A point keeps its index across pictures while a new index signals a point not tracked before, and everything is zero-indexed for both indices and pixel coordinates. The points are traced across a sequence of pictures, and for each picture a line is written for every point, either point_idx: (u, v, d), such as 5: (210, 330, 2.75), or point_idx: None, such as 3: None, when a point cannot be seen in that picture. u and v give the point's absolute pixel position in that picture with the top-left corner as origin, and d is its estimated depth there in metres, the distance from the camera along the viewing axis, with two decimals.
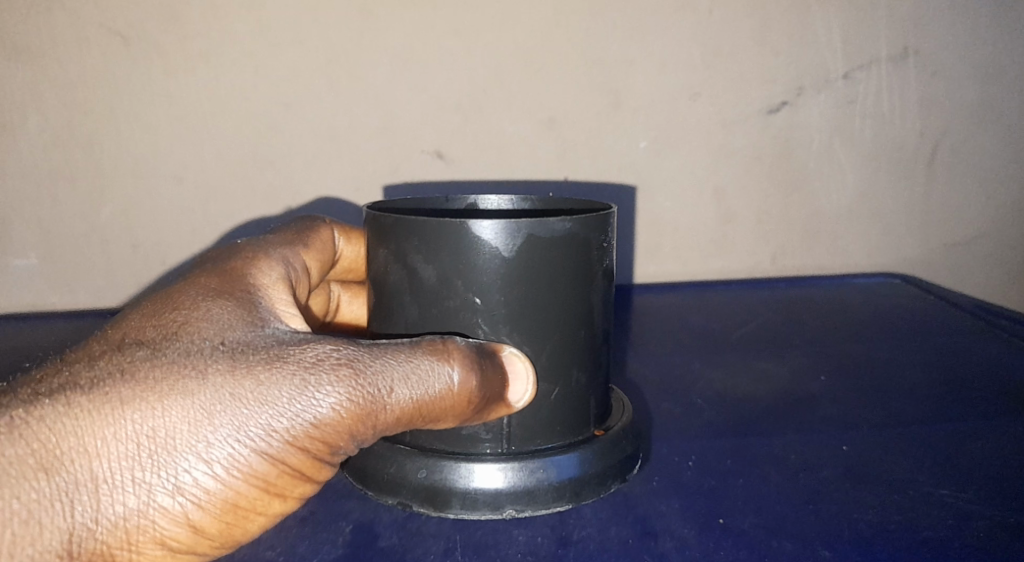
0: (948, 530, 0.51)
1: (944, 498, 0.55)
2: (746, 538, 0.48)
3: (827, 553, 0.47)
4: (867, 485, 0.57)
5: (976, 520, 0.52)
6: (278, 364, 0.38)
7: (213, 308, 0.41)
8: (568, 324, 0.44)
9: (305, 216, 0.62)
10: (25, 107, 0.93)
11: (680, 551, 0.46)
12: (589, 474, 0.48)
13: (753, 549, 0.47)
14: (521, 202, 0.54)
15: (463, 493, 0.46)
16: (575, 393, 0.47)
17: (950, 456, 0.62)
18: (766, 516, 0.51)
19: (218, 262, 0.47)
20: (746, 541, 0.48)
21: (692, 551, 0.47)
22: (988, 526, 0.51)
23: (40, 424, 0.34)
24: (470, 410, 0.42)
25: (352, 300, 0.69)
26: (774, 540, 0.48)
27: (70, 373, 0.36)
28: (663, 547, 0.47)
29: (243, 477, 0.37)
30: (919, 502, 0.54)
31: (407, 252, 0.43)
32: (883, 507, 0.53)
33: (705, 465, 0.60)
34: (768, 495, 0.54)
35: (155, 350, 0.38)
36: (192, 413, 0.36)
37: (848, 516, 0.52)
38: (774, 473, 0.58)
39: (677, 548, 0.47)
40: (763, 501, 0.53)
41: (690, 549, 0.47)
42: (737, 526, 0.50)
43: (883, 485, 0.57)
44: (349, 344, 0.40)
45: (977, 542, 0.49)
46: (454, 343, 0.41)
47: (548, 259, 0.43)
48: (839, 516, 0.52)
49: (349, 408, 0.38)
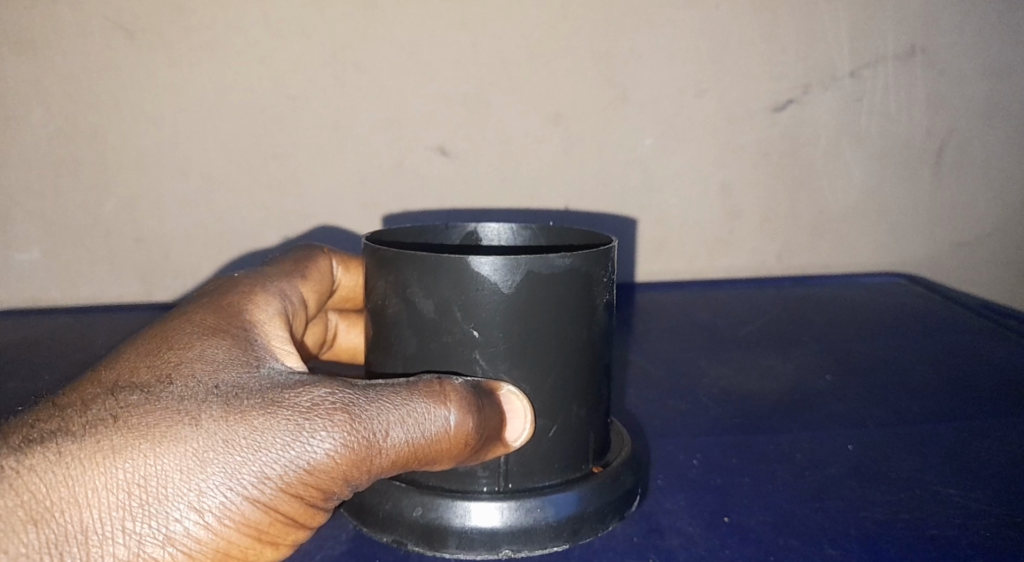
0: (956, 528, 0.50)
1: (951, 497, 0.55)
2: (753, 535, 0.49)
3: (834, 551, 0.47)
4: (872, 484, 0.56)
5: (982, 518, 0.52)
6: (273, 408, 0.36)
7: (207, 349, 0.40)
8: (569, 362, 0.42)
9: (303, 244, 0.62)
10: (28, 97, 0.93)
11: (687, 548, 0.47)
12: (588, 512, 0.45)
13: (759, 545, 0.48)
14: (520, 231, 0.53)
15: (458, 533, 0.43)
16: (575, 431, 0.44)
17: (957, 455, 0.62)
18: (773, 514, 0.52)
19: (213, 298, 0.46)
20: (753, 538, 0.49)
21: (697, 548, 0.47)
22: (996, 524, 0.51)
23: (30, 473, 0.32)
24: (466, 451, 0.41)
25: (350, 329, 0.69)
26: (781, 538, 0.49)
27: (62, 417, 0.34)
28: (669, 544, 0.48)
29: (235, 526, 0.35)
30: (926, 501, 0.54)
31: (406, 285, 0.42)
32: (889, 505, 0.53)
33: (710, 462, 0.60)
34: (774, 493, 0.55)
35: (148, 394, 0.36)
36: (185, 460, 0.34)
37: (855, 514, 0.52)
38: (779, 471, 0.58)
39: (684, 545, 0.48)
40: (769, 499, 0.54)
41: (697, 545, 0.48)
42: (743, 523, 0.51)
43: (889, 484, 0.57)
44: (344, 386, 0.38)
45: (984, 540, 0.49)
46: (451, 384, 0.39)
47: (548, 297, 0.41)
48: (845, 514, 0.52)
49: (345, 453, 0.36)
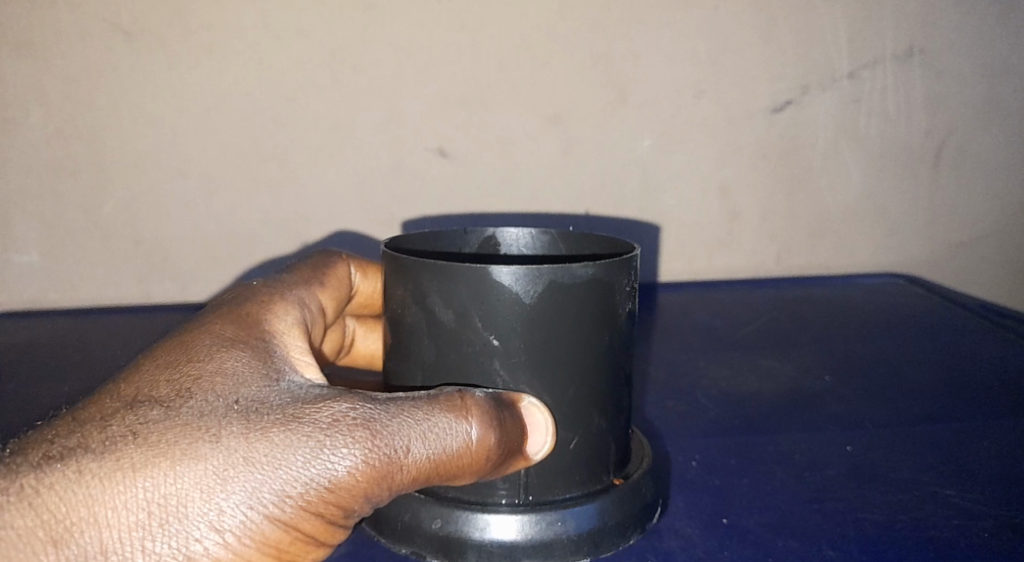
0: (956, 528, 0.50)
1: (950, 498, 0.54)
2: (751, 536, 0.49)
3: (833, 552, 0.47)
4: (873, 484, 0.56)
5: (981, 519, 0.52)
6: (294, 424, 0.36)
7: (228, 361, 0.39)
8: (590, 373, 0.42)
9: (322, 249, 0.61)
10: (28, 99, 0.93)
11: (685, 550, 0.47)
12: (608, 526, 0.44)
13: (758, 548, 0.48)
14: (540, 235, 0.52)
15: (477, 546, 0.42)
16: (596, 442, 0.44)
17: (956, 455, 0.62)
18: (770, 515, 0.52)
19: (233, 306, 0.46)
20: (751, 539, 0.49)
21: (696, 549, 0.47)
22: (995, 525, 0.51)
23: (50, 492, 0.31)
24: (488, 466, 0.40)
25: (367, 334, 0.68)
26: (780, 539, 0.49)
27: (81, 432, 0.34)
28: (667, 545, 0.48)
29: (255, 545, 0.34)
30: (925, 501, 0.54)
31: (425, 295, 0.41)
32: (889, 506, 0.53)
33: (710, 464, 0.60)
34: (773, 494, 0.55)
35: (168, 409, 0.35)
36: (205, 478, 0.33)
37: (854, 515, 0.52)
38: (779, 473, 0.58)
39: (682, 547, 0.48)
40: (769, 500, 0.54)
41: (695, 547, 0.48)
42: (741, 524, 0.50)
43: (890, 485, 0.56)
44: (365, 401, 0.38)
45: (984, 541, 0.49)
46: (472, 397, 0.39)
47: (570, 307, 0.40)
48: (844, 514, 0.52)
49: (366, 471, 0.36)
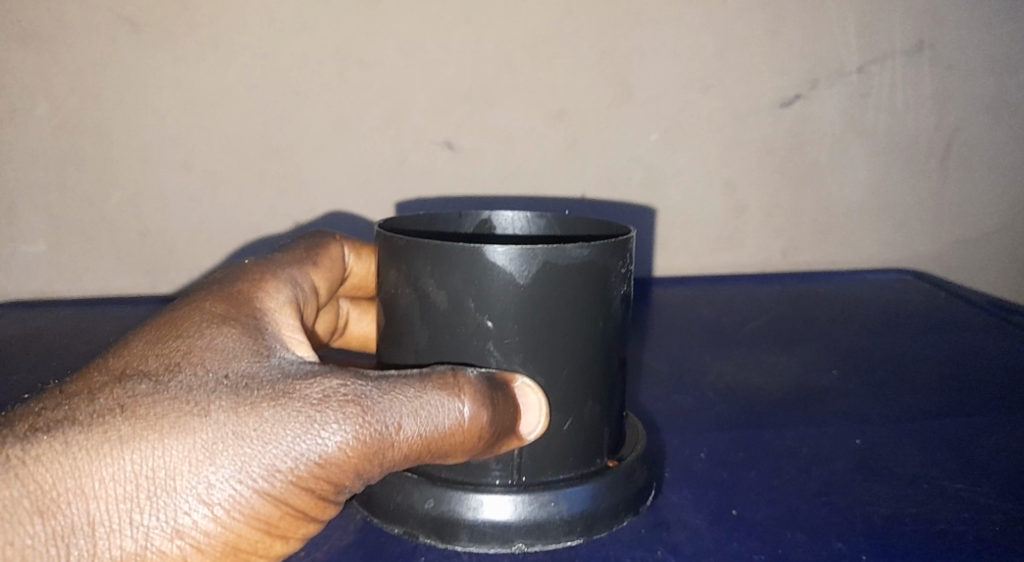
0: (964, 522, 0.50)
1: (957, 492, 0.54)
2: (758, 528, 0.49)
3: (841, 544, 0.47)
4: (879, 479, 0.56)
5: (989, 513, 0.51)
6: (284, 400, 0.36)
7: (218, 337, 0.39)
8: (585, 354, 0.42)
9: (315, 230, 0.61)
10: (34, 92, 0.93)
11: (693, 541, 0.47)
12: (602, 508, 0.45)
13: (766, 540, 0.47)
14: (535, 219, 0.52)
15: (470, 525, 0.42)
16: (590, 424, 0.44)
17: (961, 450, 0.61)
18: (779, 508, 0.52)
19: (225, 284, 0.46)
20: (759, 531, 0.48)
21: (704, 541, 0.47)
22: (1002, 520, 0.51)
23: (37, 463, 0.31)
24: (480, 445, 0.40)
25: (361, 316, 0.68)
26: (786, 531, 0.48)
27: (69, 405, 0.34)
28: (675, 537, 0.47)
29: (244, 519, 0.34)
30: (932, 495, 0.54)
31: (419, 275, 0.41)
32: (895, 499, 0.53)
33: (716, 458, 0.60)
34: (780, 488, 0.54)
35: (157, 382, 0.35)
36: (194, 452, 0.33)
37: (861, 509, 0.52)
38: (783, 466, 0.58)
39: (690, 538, 0.47)
40: (776, 494, 0.53)
41: (702, 539, 0.47)
42: (750, 517, 0.50)
43: (895, 479, 0.56)
44: (356, 377, 0.38)
45: (991, 535, 0.49)
46: (465, 377, 0.39)
47: (564, 288, 0.40)
48: (851, 508, 0.52)
49: (356, 447, 0.36)
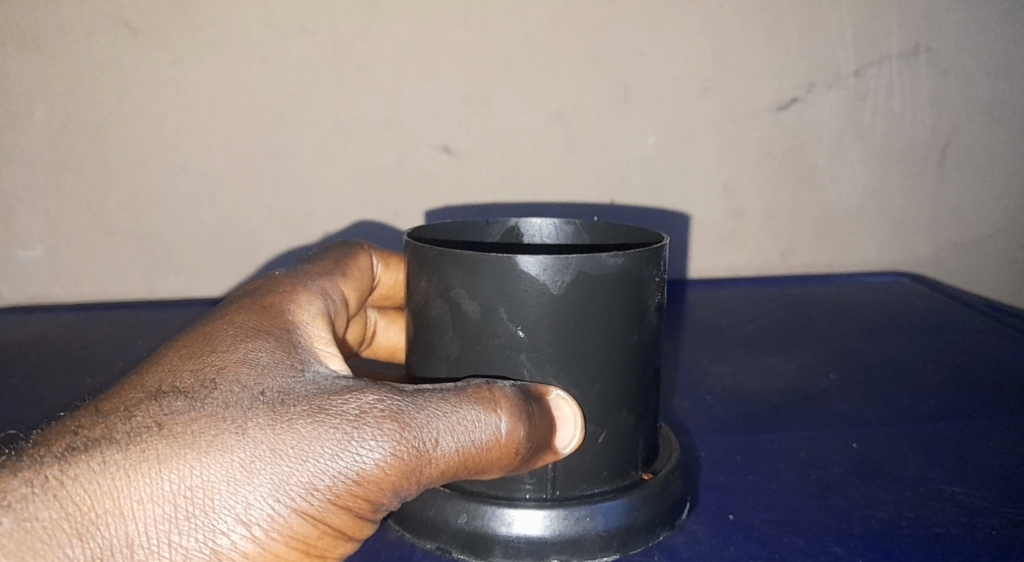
0: (961, 526, 0.50)
1: (955, 495, 0.54)
2: (755, 532, 0.49)
3: (838, 548, 0.47)
4: (877, 482, 0.56)
5: (986, 516, 0.51)
6: (321, 417, 0.35)
7: (252, 352, 0.39)
8: (618, 366, 0.41)
9: (344, 240, 0.61)
10: (31, 95, 0.92)
11: (690, 546, 0.47)
12: (637, 523, 0.44)
13: (763, 544, 0.48)
14: (564, 226, 0.52)
15: (505, 542, 0.42)
16: (624, 437, 0.43)
17: (962, 453, 0.61)
18: (776, 511, 0.52)
19: (256, 297, 0.45)
20: (756, 536, 0.48)
21: (702, 545, 0.47)
22: (1000, 523, 0.50)
23: (75, 483, 0.31)
24: (516, 461, 0.40)
25: (388, 326, 0.68)
26: (785, 536, 0.48)
27: (105, 424, 0.33)
28: (673, 540, 0.48)
29: (283, 540, 0.34)
30: (930, 498, 0.53)
31: (451, 286, 0.41)
32: (894, 503, 0.53)
33: (715, 459, 0.60)
34: (778, 490, 0.54)
35: (194, 399, 0.35)
36: (233, 470, 0.33)
37: (859, 512, 0.52)
38: (781, 469, 0.58)
39: (688, 543, 0.48)
40: (773, 496, 0.54)
41: (700, 543, 0.48)
42: (747, 521, 0.50)
43: (894, 482, 0.56)
44: (392, 393, 0.37)
45: (989, 538, 0.48)
46: (500, 390, 0.38)
47: (598, 299, 0.40)
48: (848, 511, 0.52)
49: (395, 464, 0.35)
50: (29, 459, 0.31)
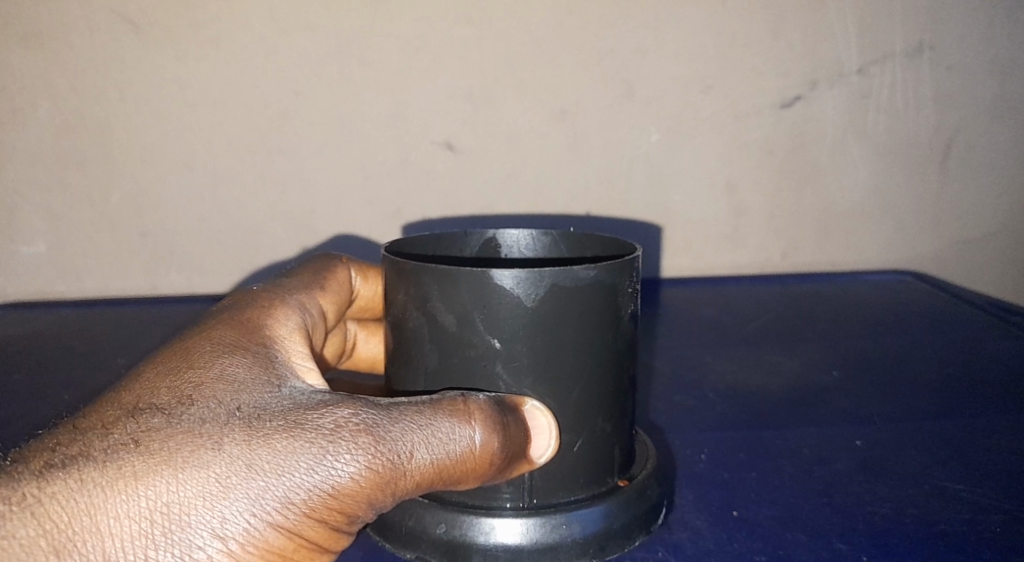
0: (965, 523, 0.50)
1: (959, 492, 0.54)
2: (759, 529, 0.49)
3: (841, 545, 0.47)
4: (880, 478, 0.56)
5: (990, 514, 0.51)
6: (296, 431, 0.36)
7: (229, 367, 0.39)
8: (594, 374, 0.42)
9: (321, 253, 0.62)
10: (35, 92, 0.93)
11: (694, 542, 0.48)
12: (615, 529, 0.44)
13: (766, 540, 0.48)
14: (540, 236, 0.53)
15: (483, 550, 0.42)
16: (599, 445, 0.44)
17: (963, 450, 0.61)
18: (780, 508, 0.52)
19: (234, 312, 0.46)
20: (760, 533, 0.49)
21: (705, 542, 0.48)
22: (1003, 520, 0.51)
23: (52, 501, 0.31)
24: (493, 471, 0.40)
25: (368, 338, 0.68)
26: (788, 532, 0.49)
27: (83, 441, 0.34)
28: (675, 537, 0.49)
29: (259, 553, 0.34)
30: (935, 496, 0.54)
31: (427, 298, 0.41)
32: (898, 500, 0.53)
33: (717, 458, 0.60)
34: (782, 488, 0.55)
35: (170, 416, 0.36)
36: (208, 486, 0.33)
37: (862, 508, 0.52)
38: (785, 467, 0.58)
39: (692, 538, 0.48)
40: (777, 494, 0.54)
41: (704, 539, 0.48)
42: (750, 517, 0.51)
43: (897, 479, 0.56)
44: (367, 406, 0.38)
45: (992, 535, 0.49)
46: (475, 401, 0.39)
47: (572, 309, 0.40)
48: (851, 508, 0.52)
49: (370, 476, 0.36)
50: (8, 478, 0.32)
